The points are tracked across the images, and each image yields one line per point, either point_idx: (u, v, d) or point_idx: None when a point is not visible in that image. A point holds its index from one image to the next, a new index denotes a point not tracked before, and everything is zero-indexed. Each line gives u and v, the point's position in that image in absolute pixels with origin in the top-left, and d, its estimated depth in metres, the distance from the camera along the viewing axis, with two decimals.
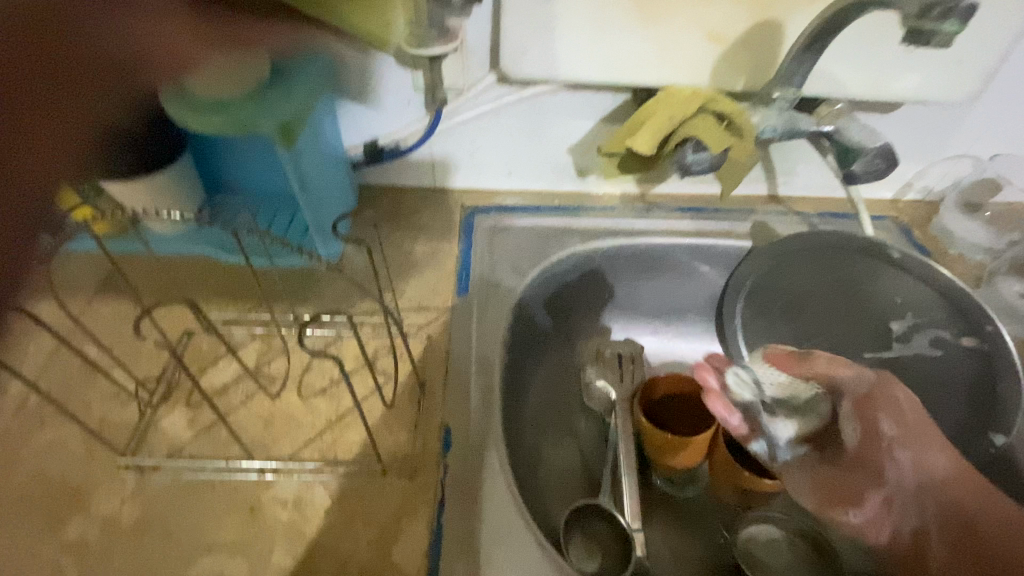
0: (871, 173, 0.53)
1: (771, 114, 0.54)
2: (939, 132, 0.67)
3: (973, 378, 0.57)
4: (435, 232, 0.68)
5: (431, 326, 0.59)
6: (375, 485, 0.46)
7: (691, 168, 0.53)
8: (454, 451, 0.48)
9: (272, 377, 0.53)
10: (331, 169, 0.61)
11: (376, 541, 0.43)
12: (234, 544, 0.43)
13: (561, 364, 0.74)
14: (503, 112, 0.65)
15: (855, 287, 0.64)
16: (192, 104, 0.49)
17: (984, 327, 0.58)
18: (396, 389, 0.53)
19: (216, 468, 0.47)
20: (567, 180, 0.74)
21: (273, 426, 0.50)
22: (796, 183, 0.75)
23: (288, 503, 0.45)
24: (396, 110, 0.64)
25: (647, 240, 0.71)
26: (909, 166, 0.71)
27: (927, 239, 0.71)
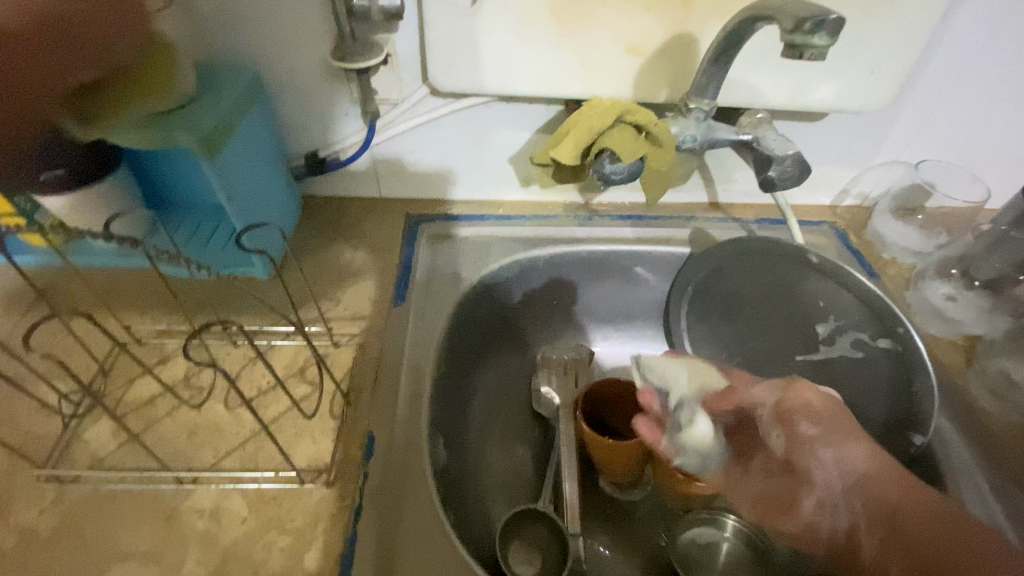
0: (787, 180, 0.55)
1: (689, 125, 0.55)
2: (868, 139, 0.69)
3: (894, 378, 0.58)
4: (377, 242, 0.69)
5: (365, 335, 0.59)
6: (294, 493, 0.47)
7: (610, 178, 0.54)
8: (376, 458, 0.49)
9: (198, 388, 0.53)
10: (269, 182, 0.62)
11: (290, 549, 0.44)
12: (148, 554, 0.43)
13: (508, 370, 0.75)
14: (439, 124, 0.67)
15: (785, 292, 0.66)
16: None
17: (895, 329, 0.60)
18: (323, 398, 0.53)
19: (136, 478, 0.47)
20: (510, 190, 0.75)
21: (196, 437, 0.50)
22: (735, 190, 0.77)
23: (205, 512, 0.45)
24: (334, 122, 0.65)
25: (589, 247, 0.72)
26: (842, 173, 0.73)
27: (861, 243, 0.73)
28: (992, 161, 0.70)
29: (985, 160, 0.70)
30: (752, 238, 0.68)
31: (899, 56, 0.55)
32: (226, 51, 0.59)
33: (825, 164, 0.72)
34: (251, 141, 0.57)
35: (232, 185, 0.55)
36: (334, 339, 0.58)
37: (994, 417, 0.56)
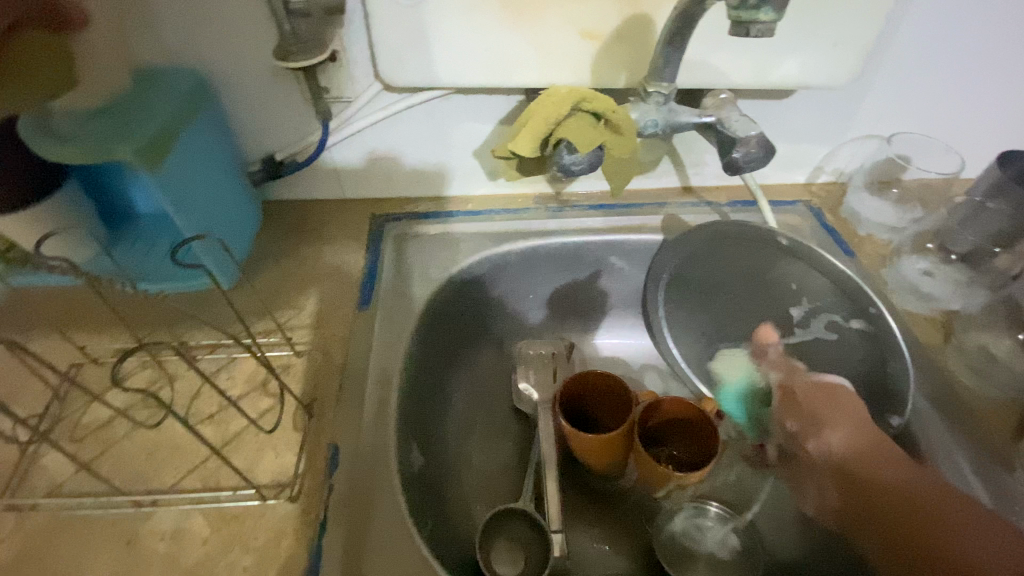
0: (752, 161, 0.54)
1: (649, 109, 0.54)
2: (840, 113, 0.67)
3: (869, 360, 0.57)
4: (342, 245, 0.68)
5: (328, 342, 0.58)
6: (257, 510, 0.46)
7: (571, 169, 0.52)
8: (340, 470, 0.48)
9: (157, 406, 0.52)
10: (222, 188, 0.61)
11: (253, 568, 0.43)
12: None
13: (485, 369, 0.74)
14: (397, 121, 0.65)
15: (758, 278, 0.65)
16: (55, 133, 0.48)
17: (868, 309, 0.58)
18: (284, 410, 0.52)
19: (94, 503, 0.46)
20: (478, 185, 0.74)
21: (157, 456, 0.49)
22: (707, 172, 0.75)
23: (166, 535, 0.44)
24: (288, 124, 0.64)
25: (559, 240, 0.71)
26: (815, 150, 0.71)
27: (836, 221, 0.71)
28: (965, 130, 0.69)
29: (958, 130, 0.69)
30: (722, 222, 0.66)
31: (863, 28, 0.53)
32: (170, 55, 0.57)
33: (797, 142, 0.70)
34: (198, 146, 0.56)
35: (181, 195, 0.54)
36: (296, 348, 0.57)
37: (976, 395, 0.54)
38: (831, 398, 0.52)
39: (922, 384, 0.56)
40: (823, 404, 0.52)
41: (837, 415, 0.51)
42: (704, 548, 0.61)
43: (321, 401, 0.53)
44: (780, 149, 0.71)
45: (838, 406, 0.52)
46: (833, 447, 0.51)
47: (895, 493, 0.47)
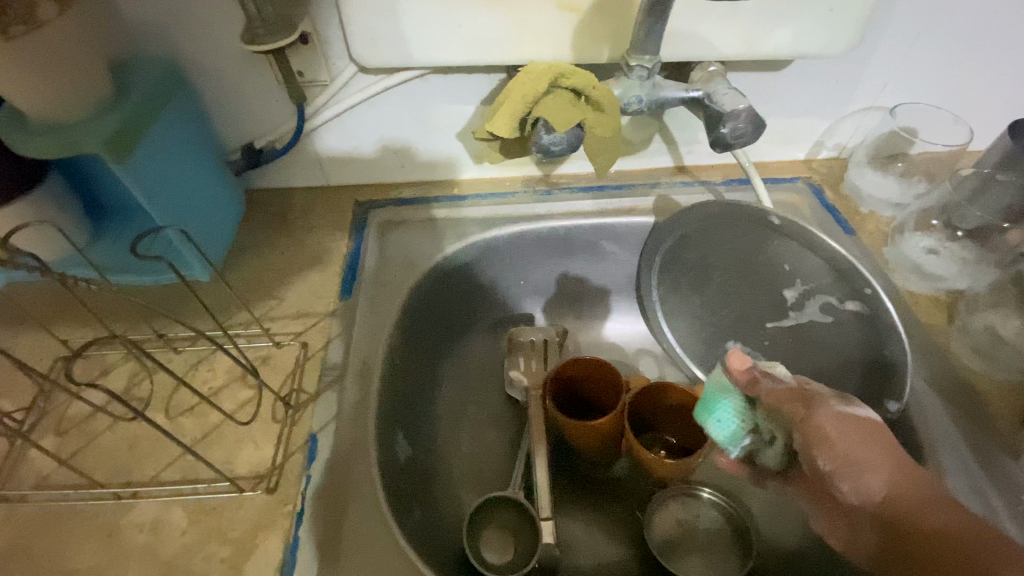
0: (741, 137, 0.51)
1: (633, 85, 0.51)
2: (840, 83, 0.64)
3: (865, 343, 0.54)
4: (326, 234, 0.67)
5: (308, 333, 0.57)
6: (234, 501, 0.46)
7: (550, 149, 0.49)
8: (318, 461, 0.48)
9: (139, 398, 0.52)
10: (200, 179, 0.60)
11: (229, 560, 0.43)
12: (89, 572, 0.42)
13: (475, 357, 0.73)
14: (376, 103, 0.63)
15: (751, 258, 0.62)
16: (27, 127, 0.47)
17: (863, 291, 0.55)
18: (262, 403, 0.51)
19: (75, 495, 0.46)
20: (464, 169, 0.72)
21: (137, 449, 0.49)
22: (701, 150, 0.72)
23: (144, 526, 0.44)
24: (265, 111, 0.63)
25: (548, 225, 0.69)
26: (814, 123, 0.68)
27: (837, 198, 0.68)
28: (976, 98, 0.65)
29: (966, 99, 0.65)
30: (716, 200, 0.63)
31: None
32: (144, 44, 0.56)
33: (794, 117, 0.67)
34: (172, 138, 0.55)
35: (156, 186, 0.54)
36: (276, 340, 0.56)
37: (979, 378, 0.52)
38: (870, 434, 0.45)
39: (920, 366, 0.54)
40: (856, 444, 0.45)
41: (872, 455, 0.45)
42: (699, 535, 0.60)
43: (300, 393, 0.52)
44: (777, 124, 0.68)
45: (873, 445, 0.45)
46: (873, 492, 0.44)
47: (945, 536, 0.40)
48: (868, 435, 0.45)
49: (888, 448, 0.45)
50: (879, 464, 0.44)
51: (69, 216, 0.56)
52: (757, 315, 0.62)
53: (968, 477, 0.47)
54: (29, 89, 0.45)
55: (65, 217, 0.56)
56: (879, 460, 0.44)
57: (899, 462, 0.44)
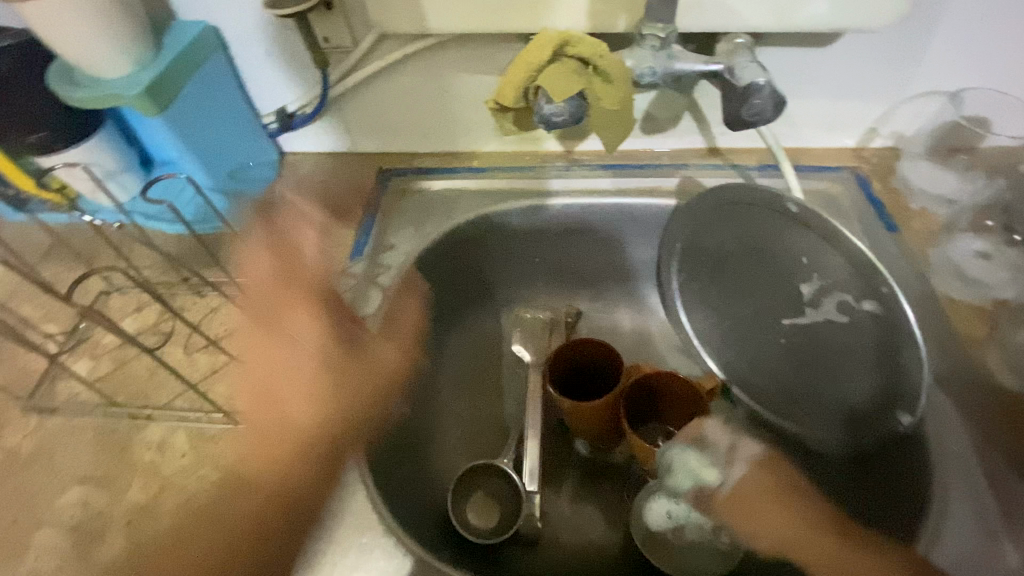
0: (758, 116, 0.48)
1: (645, 57, 0.49)
2: (895, 62, 0.57)
3: (881, 347, 0.51)
4: (348, 197, 0.70)
5: (318, 288, 0.61)
6: (230, 432, 0.50)
7: (551, 121, 0.49)
8: (308, 406, 0.51)
9: (163, 334, 0.57)
10: (232, 137, 0.64)
11: (218, 484, 0.47)
12: (103, 479, 0.48)
13: (483, 329, 0.72)
14: (399, 72, 0.65)
15: (768, 249, 0.58)
16: (75, 81, 0.53)
17: (879, 289, 0.51)
18: (266, 348, 0.55)
19: (100, 412, 0.52)
20: (485, 141, 0.72)
21: (155, 378, 0.54)
22: (734, 132, 0.68)
23: (153, 445, 0.49)
24: (296, 76, 0.66)
25: (563, 202, 0.68)
26: (864, 107, 0.62)
27: (883, 191, 0.62)
28: None
29: None
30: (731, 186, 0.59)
31: None
32: (185, 9, 0.60)
33: (840, 99, 0.61)
34: (203, 96, 0.59)
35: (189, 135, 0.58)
36: None
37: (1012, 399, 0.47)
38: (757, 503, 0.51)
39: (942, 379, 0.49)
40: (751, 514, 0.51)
41: (770, 516, 0.50)
42: (683, 535, 0.53)
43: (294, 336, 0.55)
44: (820, 106, 0.62)
45: (760, 511, 0.51)
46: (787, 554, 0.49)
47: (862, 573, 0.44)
48: (761, 493, 0.52)
49: (787, 510, 0.50)
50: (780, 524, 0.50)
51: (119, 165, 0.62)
52: (771, 310, 0.58)
53: (976, 513, 0.44)
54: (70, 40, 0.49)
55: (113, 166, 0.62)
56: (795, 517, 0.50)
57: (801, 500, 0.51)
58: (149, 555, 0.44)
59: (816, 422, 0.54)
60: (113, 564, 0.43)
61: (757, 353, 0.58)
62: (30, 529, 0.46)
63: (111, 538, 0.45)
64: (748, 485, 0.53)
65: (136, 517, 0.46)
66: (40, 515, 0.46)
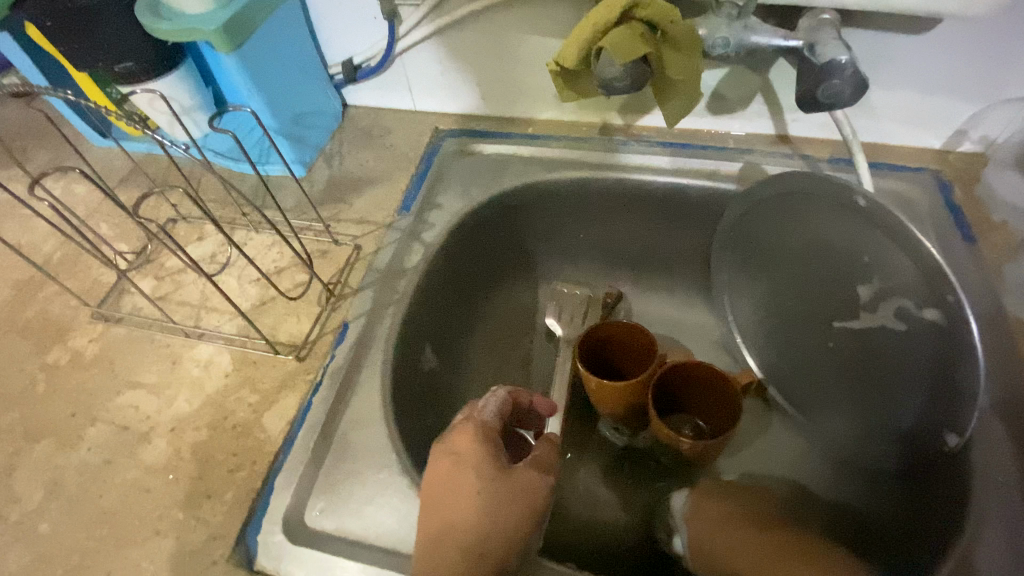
0: (835, 96, 0.45)
1: (719, 25, 0.46)
2: (1004, 56, 0.52)
3: (937, 360, 0.45)
4: (402, 152, 0.71)
5: (364, 237, 0.63)
6: (270, 360, 0.53)
7: (611, 86, 0.48)
8: (343, 345, 0.53)
9: (218, 263, 0.60)
10: (300, 83, 0.66)
11: (254, 405, 0.50)
12: (154, 386, 0.52)
13: (520, 298, 0.72)
14: (465, 29, 0.64)
15: (827, 245, 0.54)
16: (160, 15, 0.55)
17: (945, 297, 0.43)
18: (311, 287, 0.58)
19: (157, 327, 0.56)
20: (543, 108, 0.71)
21: (208, 302, 0.57)
22: (808, 120, 0.64)
23: (200, 362, 0.53)
24: (363, 27, 0.67)
25: (616, 177, 0.66)
26: (960, 104, 0.57)
27: (969, 198, 0.57)
28: None
29: None
30: (793, 175, 0.53)
31: None
32: None
33: (934, 93, 0.56)
34: (276, 37, 0.62)
35: (258, 78, 0.60)
36: (336, 238, 0.62)
37: None
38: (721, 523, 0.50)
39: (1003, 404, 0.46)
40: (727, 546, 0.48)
41: (721, 525, 0.50)
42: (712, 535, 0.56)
43: (460, 452, 0.43)
44: (909, 99, 0.57)
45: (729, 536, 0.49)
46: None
47: None
48: (710, 509, 0.51)
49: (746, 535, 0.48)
50: (735, 534, 0.49)
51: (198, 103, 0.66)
52: (822, 310, 0.55)
53: (1011, 535, 0.42)
54: None
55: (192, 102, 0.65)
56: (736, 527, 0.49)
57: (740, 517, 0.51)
58: (187, 459, 0.47)
59: (857, 436, 0.54)
60: (157, 464, 0.47)
61: (808, 360, 0.58)
62: (89, 423, 0.50)
63: (157, 439, 0.49)
64: (693, 505, 0.52)
65: (179, 424, 0.49)
66: (98, 411, 0.51)
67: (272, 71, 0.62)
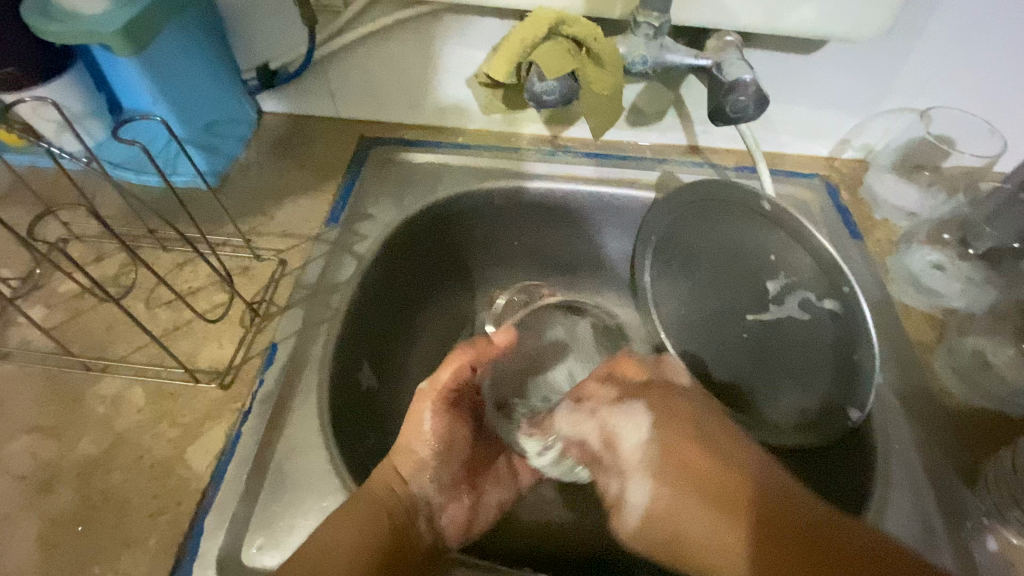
0: (742, 111, 0.50)
1: (639, 44, 0.49)
2: (872, 76, 0.60)
3: (837, 345, 0.52)
4: (326, 163, 0.68)
5: (290, 252, 0.59)
6: (190, 390, 0.48)
7: (542, 99, 0.49)
8: (274, 368, 0.50)
9: (123, 286, 0.55)
10: (212, 92, 0.62)
11: (175, 441, 0.46)
12: (51, 429, 0.46)
13: (455, 308, 0.72)
14: (389, 37, 0.63)
15: (740, 246, 0.59)
16: (49, 15, 0.50)
17: (841, 288, 0.51)
18: (234, 308, 0.54)
19: (52, 361, 0.49)
20: (471, 118, 0.72)
21: (114, 330, 0.52)
22: (716, 131, 0.70)
23: (106, 398, 0.48)
24: (281, 31, 0.64)
25: (546, 185, 0.68)
26: (841, 118, 0.64)
27: (852, 201, 0.65)
28: (1018, 109, 0.61)
29: (1009, 111, 0.61)
30: (701, 186, 0.61)
31: None
32: None
33: (819, 108, 0.64)
34: (185, 43, 0.57)
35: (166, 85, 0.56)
36: (258, 254, 0.58)
37: (952, 401, 0.51)
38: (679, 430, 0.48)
39: (892, 381, 0.52)
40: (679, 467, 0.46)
41: (695, 521, 0.43)
42: None
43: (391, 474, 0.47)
44: (799, 113, 0.64)
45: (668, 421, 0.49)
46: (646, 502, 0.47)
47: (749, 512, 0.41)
48: (677, 493, 0.45)
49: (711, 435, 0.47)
50: (714, 524, 0.42)
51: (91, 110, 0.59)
52: (737, 305, 0.60)
53: (914, 497, 0.46)
54: None
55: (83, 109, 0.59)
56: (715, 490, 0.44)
57: (697, 440, 0.47)
58: (98, 508, 0.42)
59: (763, 412, 0.57)
60: (58, 517, 0.42)
61: (724, 352, 0.60)
62: None
63: (59, 488, 0.43)
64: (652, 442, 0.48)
65: (85, 469, 0.44)
66: None
67: (182, 77, 0.58)
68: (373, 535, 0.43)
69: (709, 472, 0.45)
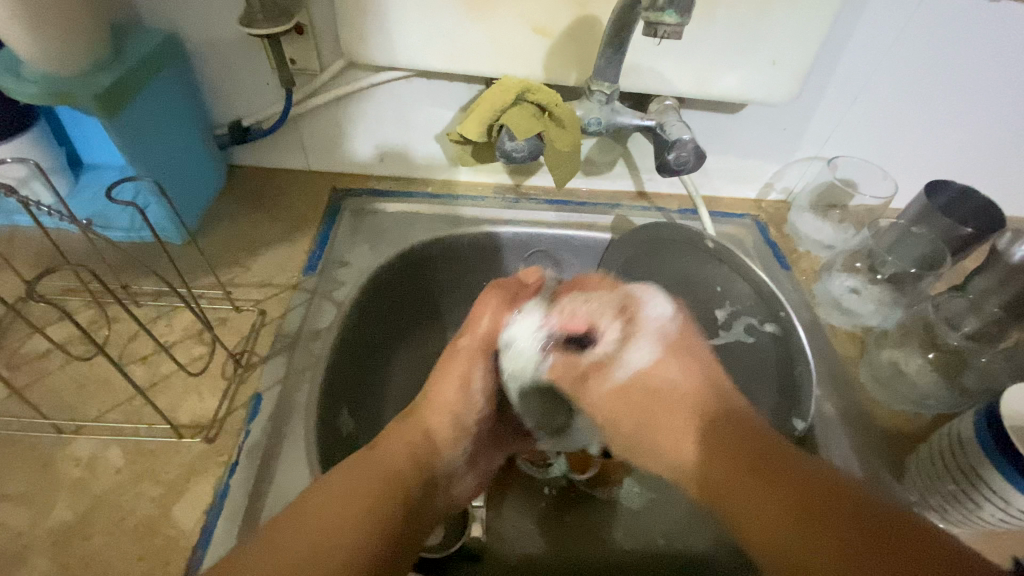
0: (683, 165, 0.57)
1: (593, 107, 0.56)
2: (786, 131, 0.70)
3: (779, 362, 0.59)
4: (299, 213, 0.71)
5: (268, 301, 0.60)
6: (171, 447, 0.48)
7: (512, 155, 0.56)
8: (259, 419, 0.50)
9: (93, 343, 0.54)
10: (184, 148, 0.63)
11: (159, 499, 0.45)
12: (21, 498, 0.44)
13: (431, 350, 0.72)
14: (363, 97, 0.68)
15: (689, 278, 0.67)
16: (19, 77, 0.51)
17: (778, 313, 0.60)
18: (214, 360, 0.54)
19: (18, 426, 0.47)
20: (440, 169, 0.76)
21: (85, 389, 0.51)
22: (660, 178, 0.78)
23: (81, 461, 0.46)
24: (255, 91, 0.67)
25: (513, 229, 0.72)
26: (763, 167, 0.74)
27: (779, 236, 0.74)
28: (901, 157, 0.73)
29: (895, 157, 0.73)
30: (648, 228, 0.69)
31: (801, 48, 0.56)
32: (147, 15, 0.60)
33: (746, 158, 0.73)
34: (159, 103, 0.59)
35: (138, 145, 0.57)
36: (236, 304, 0.59)
37: (880, 407, 0.58)
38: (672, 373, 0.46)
39: (827, 394, 0.59)
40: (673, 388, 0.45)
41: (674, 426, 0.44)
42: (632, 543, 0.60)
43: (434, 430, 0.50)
44: (730, 162, 0.74)
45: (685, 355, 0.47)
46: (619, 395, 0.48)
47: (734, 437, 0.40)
48: (663, 397, 0.45)
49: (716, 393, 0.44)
50: (681, 439, 0.43)
51: (55, 166, 0.59)
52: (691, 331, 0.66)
53: None
54: (32, 44, 0.48)
55: (50, 166, 0.59)
56: (681, 409, 0.44)
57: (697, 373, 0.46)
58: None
59: None
60: None
61: None
62: None
63: (33, 559, 0.41)
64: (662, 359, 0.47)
65: (62, 538, 0.42)
66: None
67: (155, 136, 0.59)
68: (388, 501, 0.41)
69: (680, 399, 0.44)
